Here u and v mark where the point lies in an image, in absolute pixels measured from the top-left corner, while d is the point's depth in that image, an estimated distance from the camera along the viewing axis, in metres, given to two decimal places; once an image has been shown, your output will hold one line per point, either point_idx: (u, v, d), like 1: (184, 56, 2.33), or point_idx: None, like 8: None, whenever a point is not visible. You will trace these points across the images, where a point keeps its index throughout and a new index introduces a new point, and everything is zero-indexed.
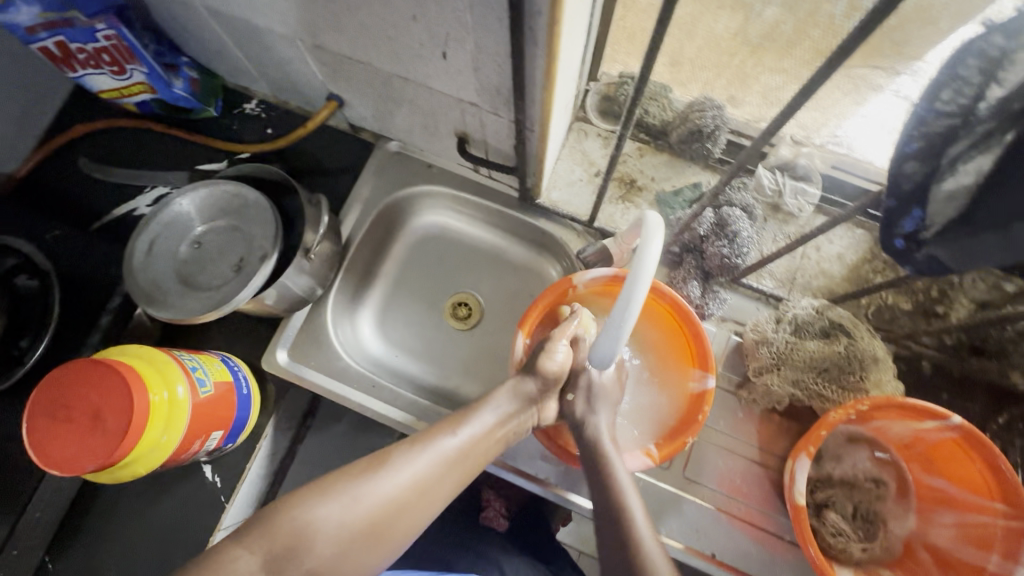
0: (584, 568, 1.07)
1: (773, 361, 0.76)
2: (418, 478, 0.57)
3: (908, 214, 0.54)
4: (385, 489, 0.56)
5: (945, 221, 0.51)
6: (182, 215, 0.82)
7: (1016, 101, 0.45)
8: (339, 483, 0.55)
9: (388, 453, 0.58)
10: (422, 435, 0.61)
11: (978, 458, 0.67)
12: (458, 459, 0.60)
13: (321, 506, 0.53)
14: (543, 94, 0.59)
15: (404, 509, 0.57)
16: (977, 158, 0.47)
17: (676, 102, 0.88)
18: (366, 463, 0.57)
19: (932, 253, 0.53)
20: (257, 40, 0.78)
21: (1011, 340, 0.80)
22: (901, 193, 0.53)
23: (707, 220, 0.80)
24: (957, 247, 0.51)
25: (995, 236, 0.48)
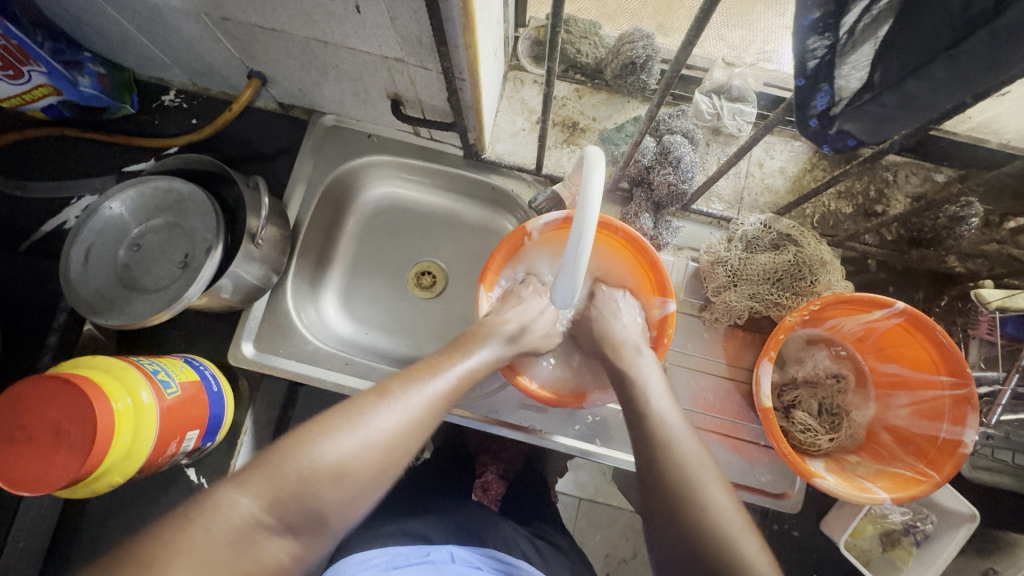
0: (584, 511, 1.10)
1: (729, 279, 0.79)
2: (421, 414, 0.54)
3: (818, 92, 0.46)
4: (396, 419, 0.52)
5: (855, 92, 0.45)
6: (115, 219, 0.78)
7: None
8: (347, 417, 0.51)
9: (387, 388, 0.55)
10: (418, 371, 0.58)
11: (923, 337, 0.71)
12: (452, 395, 0.58)
13: (326, 442, 0.49)
14: (465, 39, 0.58)
15: (407, 445, 0.53)
16: (876, 21, 0.41)
17: (607, 38, 0.88)
18: (372, 396, 0.53)
19: (846, 128, 0.47)
20: (160, 22, 0.74)
21: (944, 227, 0.82)
22: (807, 72, 0.45)
23: (650, 150, 0.81)
24: (870, 117, 0.46)
25: (898, 96, 0.43)
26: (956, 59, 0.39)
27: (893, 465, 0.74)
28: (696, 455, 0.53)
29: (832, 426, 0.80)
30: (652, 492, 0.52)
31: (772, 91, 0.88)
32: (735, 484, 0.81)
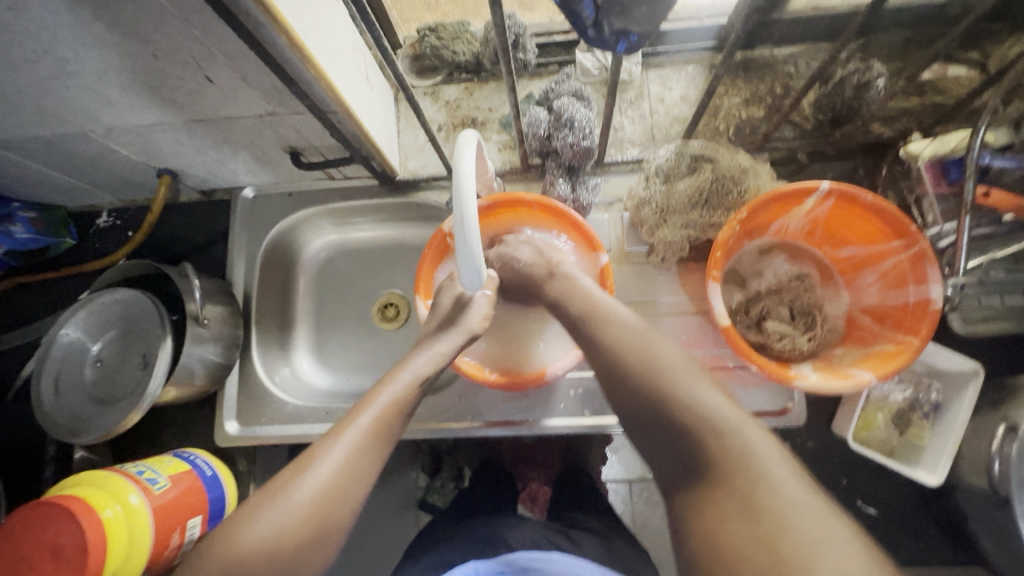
0: (633, 492, 1.07)
1: (658, 216, 0.79)
2: (348, 463, 0.53)
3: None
4: (317, 483, 0.52)
5: None
6: (74, 343, 0.82)
7: None
8: (267, 498, 0.51)
9: (309, 454, 0.54)
10: (340, 423, 0.57)
11: (860, 209, 0.70)
12: (382, 431, 0.57)
13: (250, 525, 0.49)
14: (310, 71, 0.60)
15: (338, 499, 0.52)
16: None
17: (478, 32, 0.89)
18: (289, 471, 0.53)
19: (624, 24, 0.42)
20: (59, 152, 0.78)
21: (853, 98, 0.79)
22: None
23: (544, 119, 0.81)
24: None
25: None
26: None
27: (876, 344, 0.71)
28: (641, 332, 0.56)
29: (808, 325, 0.78)
30: (609, 369, 0.55)
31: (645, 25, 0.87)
32: None
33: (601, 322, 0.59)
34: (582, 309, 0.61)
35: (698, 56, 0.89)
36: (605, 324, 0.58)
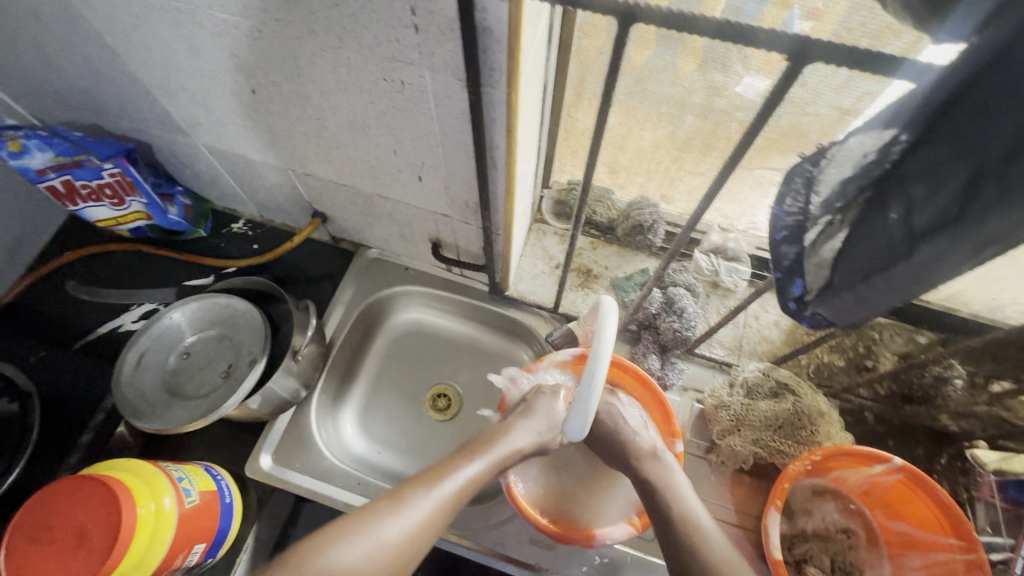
0: None
1: (733, 423, 0.83)
2: (431, 513, 0.64)
3: (794, 283, 0.54)
4: (406, 524, 0.62)
5: (820, 287, 0.51)
6: (172, 327, 0.86)
7: (838, 201, 0.47)
8: (362, 525, 0.61)
9: (401, 495, 0.65)
10: (429, 475, 0.67)
11: (923, 494, 0.74)
12: (460, 496, 0.67)
13: (348, 546, 0.59)
14: (505, 206, 0.71)
15: (412, 545, 0.62)
16: (833, 238, 0.48)
17: (619, 202, 1.02)
18: (384, 506, 0.63)
19: (817, 312, 0.53)
20: (250, 171, 0.90)
21: (931, 386, 0.88)
22: (782, 267, 0.54)
23: (657, 299, 0.90)
24: (837, 306, 0.49)
25: (863, 288, 0.46)
26: (913, 263, 0.41)
27: None
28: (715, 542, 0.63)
29: None
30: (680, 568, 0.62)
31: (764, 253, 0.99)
32: None
33: (682, 522, 0.64)
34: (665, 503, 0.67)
35: None
36: (684, 527, 0.64)
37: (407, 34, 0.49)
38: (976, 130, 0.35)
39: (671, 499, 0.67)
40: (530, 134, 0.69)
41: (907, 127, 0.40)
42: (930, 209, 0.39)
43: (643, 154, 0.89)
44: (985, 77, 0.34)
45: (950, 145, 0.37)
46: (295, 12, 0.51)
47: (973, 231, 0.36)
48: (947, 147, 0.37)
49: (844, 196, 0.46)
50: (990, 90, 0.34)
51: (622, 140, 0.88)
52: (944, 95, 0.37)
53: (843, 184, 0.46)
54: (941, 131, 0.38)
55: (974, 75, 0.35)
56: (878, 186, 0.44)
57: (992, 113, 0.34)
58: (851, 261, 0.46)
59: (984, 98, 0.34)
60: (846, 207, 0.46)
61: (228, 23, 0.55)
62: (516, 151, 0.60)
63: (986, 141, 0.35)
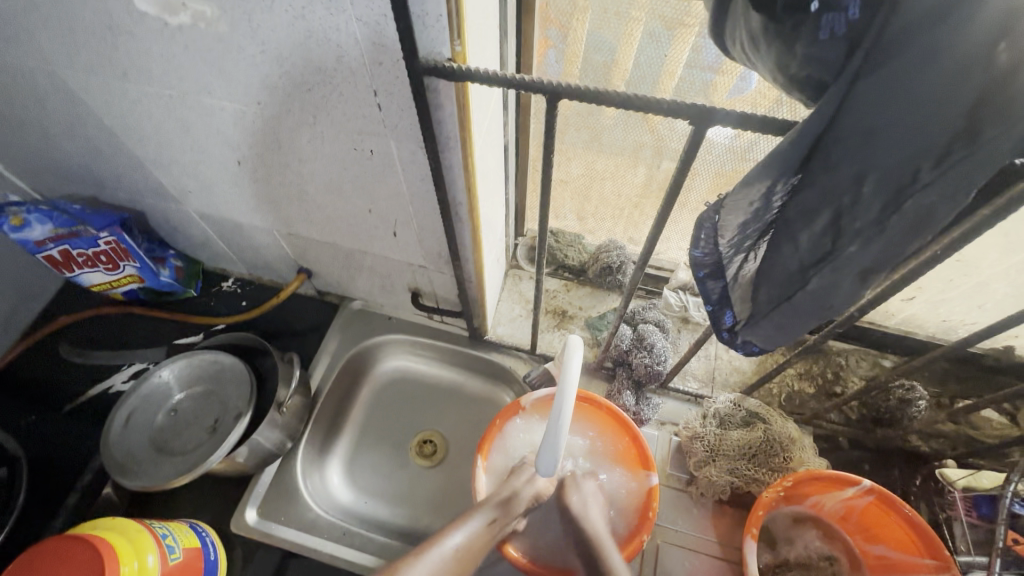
0: None
1: (708, 454, 0.86)
2: None
3: (726, 313, 0.53)
4: None
5: (745, 319, 0.50)
6: (161, 385, 0.89)
7: (745, 240, 0.46)
8: None
9: (396, 567, 0.65)
10: (424, 546, 0.67)
11: (894, 514, 0.76)
12: (453, 564, 0.67)
13: None
14: (474, 255, 0.76)
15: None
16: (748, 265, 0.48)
17: (589, 246, 1.08)
18: None
19: (748, 340, 0.52)
20: (238, 233, 0.95)
21: (897, 408, 0.90)
22: (712, 299, 0.53)
23: (627, 336, 0.94)
24: (764, 333, 0.49)
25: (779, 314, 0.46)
26: (810, 291, 0.43)
27: None
28: None
29: None
30: None
31: None
32: None
33: None
34: None
35: None
36: None
37: (372, 111, 0.55)
38: (832, 177, 0.36)
39: None
40: (493, 190, 0.76)
41: (778, 176, 0.39)
42: (815, 249, 0.41)
43: (608, 202, 0.96)
44: (827, 134, 0.36)
45: (814, 191, 0.38)
46: (273, 96, 0.58)
47: (847, 260, 0.39)
48: (812, 194, 0.38)
49: (743, 235, 0.46)
50: (840, 142, 0.35)
51: (586, 189, 0.94)
52: (803, 145, 0.37)
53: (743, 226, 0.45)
54: (807, 177, 0.39)
55: (822, 127, 0.36)
56: (774, 224, 0.44)
57: (837, 167, 0.36)
58: (763, 292, 0.46)
59: (828, 151, 0.36)
60: (753, 243, 0.46)
61: (215, 105, 0.62)
62: (478, 206, 0.66)
63: (846, 185, 0.36)
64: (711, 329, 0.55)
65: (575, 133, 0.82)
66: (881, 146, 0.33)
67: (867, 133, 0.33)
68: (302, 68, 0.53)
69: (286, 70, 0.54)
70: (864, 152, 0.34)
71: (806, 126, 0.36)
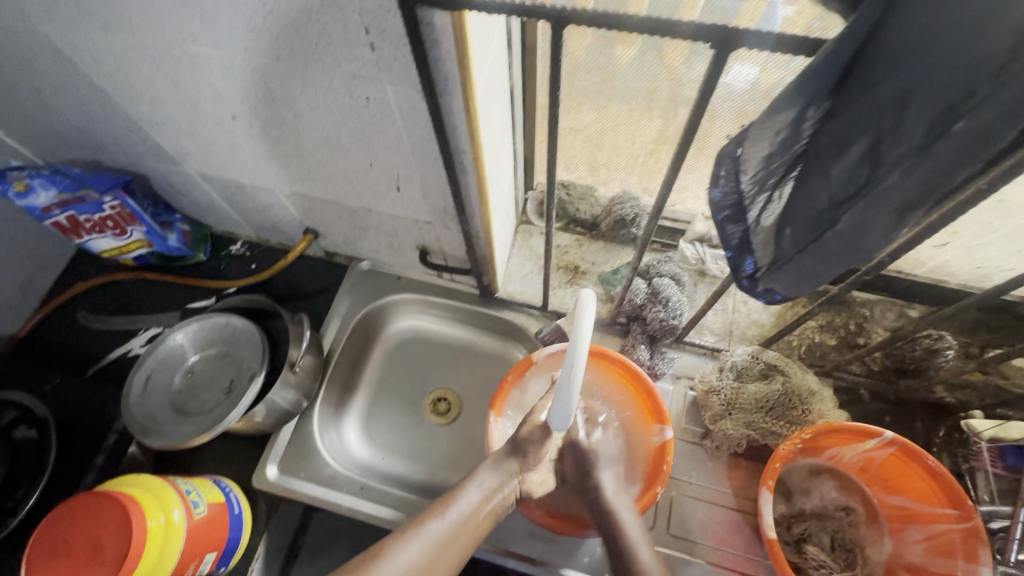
0: None
1: (724, 408, 0.84)
2: (413, 565, 0.62)
3: (744, 263, 0.50)
4: None
5: (770, 263, 0.48)
6: (176, 348, 0.90)
7: (770, 175, 0.43)
8: None
9: (381, 547, 0.64)
10: (412, 525, 0.67)
11: (917, 465, 0.74)
12: (446, 540, 0.66)
13: None
14: (480, 209, 0.73)
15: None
16: (774, 203, 0.45)
17: (602, 198, 1.04)
18: (358, 563, 0.62)
19: (771, 288, 0.49)
20: (241, 194, 0.93)
21: (923, 357, 0.87)
22: (731, 248, 0.50)
23: (641, 290, 0.91)
24: (791, 280, 0.46)
25: (808, 257, 0.43)
26: (839, 233, 0.40)
27: None
28: None
29: (848, 563, 0.79)
30: None
31: None
32: None
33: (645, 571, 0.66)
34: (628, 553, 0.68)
35: None
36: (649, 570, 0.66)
37: (364, 52, 0.52)
38: (872, 95, 0.34)
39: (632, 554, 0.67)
40: (499, 140, 0.72)
41: (809, 100, 0.37)
42: (847, 182, 0.38)
43: (621, 152, 0.92)
44: (868, 47, 0.33)
45: (850, 112, 0.36)
46: (260, 41, 0.54)
47: (882, 195, 0.36)
48: (848, 116, 0.36)
49: (769, 172, 0.43)
50: (883, 53, 0.32)
51: (597, 138, 0.90)
52: (840, 60, 0.34)
53: (768, 159, 0.42)
54: (843, 97, 0.36)
55: (863, 38, 0.33)
56: (804, 157, 0.41)
57: (877, 83, 0.33)
58: (790, 234, 0.44)
59: (870, 65, 0.33)
60: (777, 181, 0.43)
61: (201, 55, 0.59)
62: (482, 155, 0.63)
63: (887, 107, 0.34)
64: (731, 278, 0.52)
65: (585, 76, 0.77)
66: (929, 56, 0.31)
67: (916, 41, 0.31)
68: (287, 7, 0.49)
69: (270, 11, 0.50)
70: (909, 67, 0.32)
71: (843, 36, 0.33)
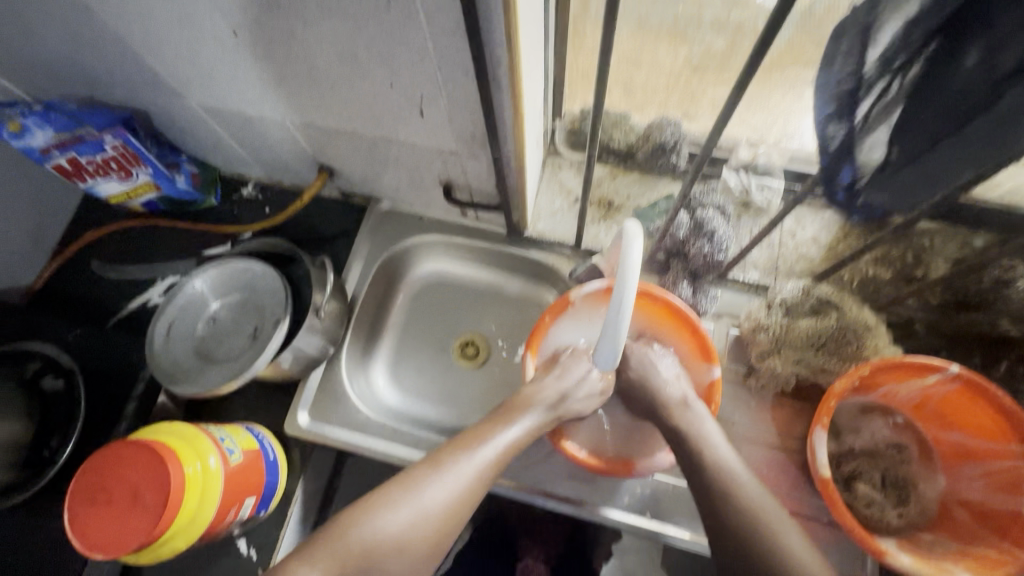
0: None
1: (773, 344, 0.80)
2: (471, 477, 0.65)
3: (844, 168, 0.59)
4: (443, 489, 0.63)
5: (875, 169, 0.56)
6: (196, 295, 0.87)
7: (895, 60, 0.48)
8: (394, 492, 0.62)
9: (439, 459, 0.66)
10: (467, 439, 0.68)
11: (982, 401, 0.70)
12: (502, 454, 0.68)
13: (386, 514, 0.61)
14: (514, 133, 0.66)
15: (459, 507, 0.64)
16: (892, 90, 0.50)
17: (637, 126, 0.93)
18: (418, 473, 0.64)
19: (870, 199, 0.59)
20: (249, 128, 0.86)
21: (991, 290, 0.81)
22: (831, 152, 0.58)
23: (684, 223, 0.85)
24: (895, 187, 0.56)
25: (945, 147, 0.50)
26: (996, 112, 0.46)
27: (973, 544, 0.68)
28: (765, 506, 0.60)
29: (899, 499, 0.77)
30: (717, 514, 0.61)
31: (798, 167, 0.92)
32: None
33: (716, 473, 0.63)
34: (699, 455, 0.65)
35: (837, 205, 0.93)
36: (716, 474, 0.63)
37: None
38: None
39: (705, 452, 0.65)
40: (535, 53, 0.64)
41: None
42: (1007, 58, 0.43)
43: None
44: None
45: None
46: None
47: None
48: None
49: (905, 48, 0.47)
50: None
51: None
52: None
53: (904, 37, 0.47)
54: None
55: None
56: (944, 30, 0.45)
57: None
58: (921, 126, 0.50)
59: None
60: (906, 63, 0.48)
61: None
62: (520, 66, 0.55)
63: None
64: (829, 184, 0.61)
65: None
66: None
67: None
68: None
69: None
70: None
71: None
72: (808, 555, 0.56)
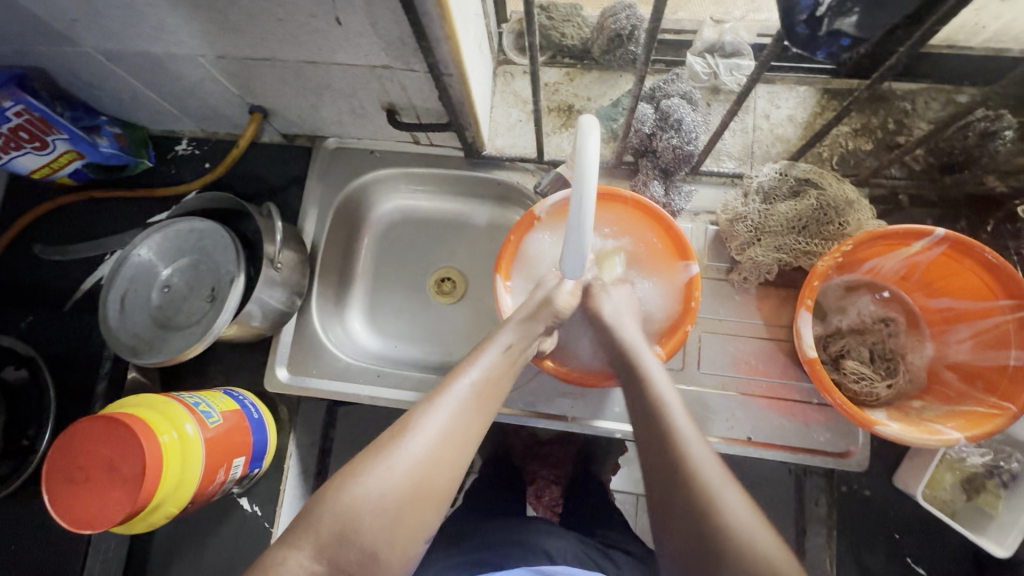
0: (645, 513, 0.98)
1: (752, 233, 0.76)
2: (444, 433, 0.55)
3: None
4: (412, 450, 0.54)
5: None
6: (144, 264, 0.82)
7: None
8: (365, 460, 0.54)
9: (406, 420, 0.56)
10: (435, 390, 0.59)
11: (969, 261, 0.67)
12: (474, 399, 0.59)
13: (354, 486, 0.52)
14: (445, 31, 0.59)
15: (434, 469, 0.54)
16: None
17: (590, 18, 0.87)
18: (387, 435, 0.55)
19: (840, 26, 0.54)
20: (161, 72, 0.78)
21: (975, 146, 0.78)
22: None
23: (649, 116, 0.79)
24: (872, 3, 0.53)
25: None
26: None
27: (963, 403, 0.68)
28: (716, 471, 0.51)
29: (888, 371, 0.75)
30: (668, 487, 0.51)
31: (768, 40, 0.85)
32: (792, 448, 0.77)
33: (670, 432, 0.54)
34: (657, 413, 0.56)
35: (812, 78, 0.86)
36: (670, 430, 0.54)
37: None
38: None
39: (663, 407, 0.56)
40: None
41: None
42: None
43: None
44: None
45: None
46: None
47: None
48: None
49: None
50: None
51: None
52: None
53: None
54: None
55: None
56: None
57: None
58: None
59: None
60: None
61: None
62: None
63: None
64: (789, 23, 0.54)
65: None
66: None
67: None
68: None
69: None
70: None
71: None
72: (759, 527, 0.47)
